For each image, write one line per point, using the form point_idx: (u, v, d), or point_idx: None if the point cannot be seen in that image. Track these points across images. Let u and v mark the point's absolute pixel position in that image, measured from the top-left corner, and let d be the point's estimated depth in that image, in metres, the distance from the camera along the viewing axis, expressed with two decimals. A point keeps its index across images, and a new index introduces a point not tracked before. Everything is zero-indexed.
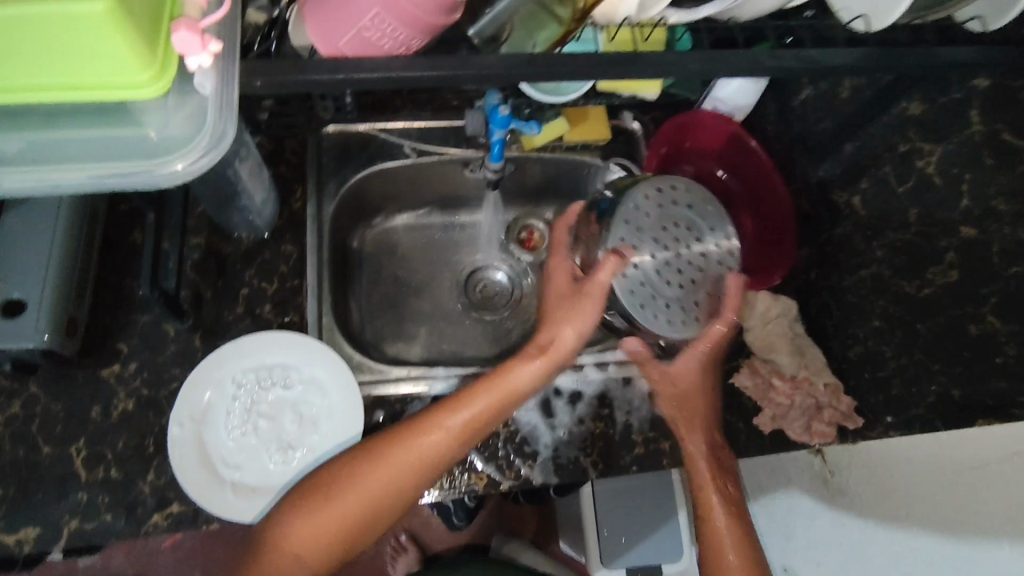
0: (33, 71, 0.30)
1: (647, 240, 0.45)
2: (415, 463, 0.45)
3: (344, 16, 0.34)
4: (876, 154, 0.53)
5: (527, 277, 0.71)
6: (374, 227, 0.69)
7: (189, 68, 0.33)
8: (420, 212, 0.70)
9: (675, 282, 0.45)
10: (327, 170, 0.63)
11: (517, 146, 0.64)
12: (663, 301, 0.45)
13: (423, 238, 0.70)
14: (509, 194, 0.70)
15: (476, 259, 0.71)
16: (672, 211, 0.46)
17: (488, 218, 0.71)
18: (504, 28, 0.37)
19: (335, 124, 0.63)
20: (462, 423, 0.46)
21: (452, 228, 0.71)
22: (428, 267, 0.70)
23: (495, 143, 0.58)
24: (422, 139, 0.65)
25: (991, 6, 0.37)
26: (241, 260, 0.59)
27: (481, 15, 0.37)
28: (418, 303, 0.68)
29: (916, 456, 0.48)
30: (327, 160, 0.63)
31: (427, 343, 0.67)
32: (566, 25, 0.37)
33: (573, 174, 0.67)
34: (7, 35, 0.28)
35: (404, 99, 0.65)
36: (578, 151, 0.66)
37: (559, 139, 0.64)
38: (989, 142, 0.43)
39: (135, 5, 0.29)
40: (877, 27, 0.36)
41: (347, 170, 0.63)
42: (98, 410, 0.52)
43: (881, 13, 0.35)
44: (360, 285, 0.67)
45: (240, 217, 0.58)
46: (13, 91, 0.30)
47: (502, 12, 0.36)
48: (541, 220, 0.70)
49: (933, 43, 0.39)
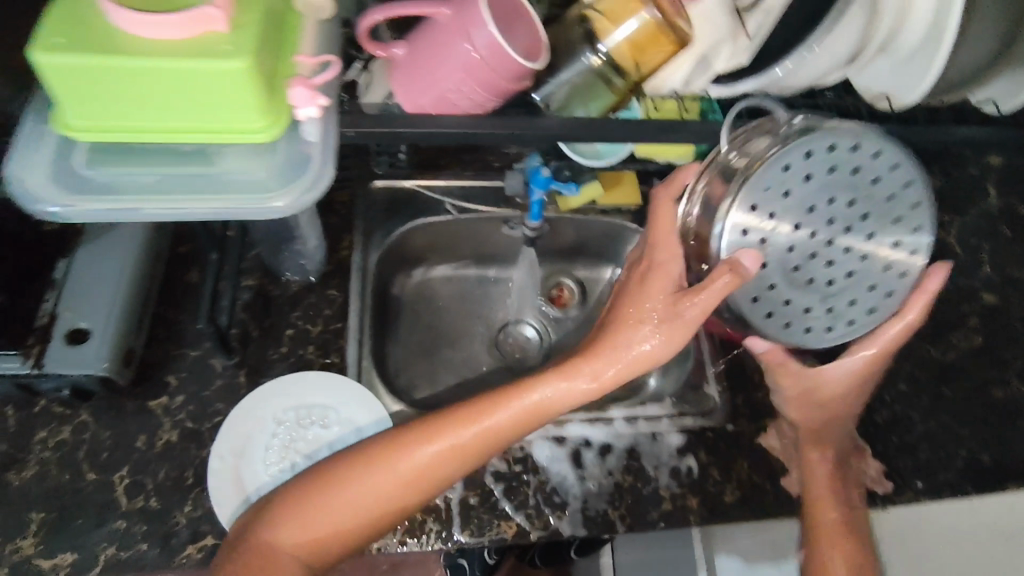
0: (182, 116, 0.38)
1: (793, 218, 0.39)
2: (413, 476, 0.45)
3: (439, 81, 0.42)
4: None
5: (556, 333, 0.74)
6: (415, 277, 0.72)
7: (299, 117, 0.42)
8: (457, 265, 0.73)
9: (825, 266, 0.40)
10: (374, 222, 0.67)
11: (554, 207, 0.68)
12: (805, 290, 0.40)
13: (459, 290, 0.74)
14: (543, 252, 0.73)
15: (508, 313, 0.74)
16: (836, 177, 0.38)
17: (522, 274, 0.74)
18: (567, 94, 0.45)
19: (385, 179, 0.69)
20: (472, 441, 0.45)
21: (487, 282, 0.74)
22: (462, 317, 0.73)
23: (535, 202, 0.63)
24: (464, 197, 0.69)
25: (1004, 90, 0.45)
26: (288, 302, 0.62)
27: (544, 81, 0.45)
28: (451, 352, 0.71)
29: (955, 526, 0.47)
30: (375, 213, 0.68)
31: (457, 390, 0.69)
32: (620, 94, 0.45)
33: (604, 236, 0.71)
34: (170, 87, 0.36)
35: (449, 160, 0.69)
36: (611, 214, 0.69)
37: (593, 202, 0.68)
38: None
39: (263, 66, 0.38)
40: (903, 104, 0.43)
41: (393, 222, 0.67)
42: (143, 440, 0.54)
43: (906, 93, 0.43)
44: (398, 332, 0.70)
45: (293, 261, 0.62)
46: (166, 132, 0.39)
47: (568, 80, 0.44)
48: (571, 278, 0.74)
49: (948, 121, 0.44)
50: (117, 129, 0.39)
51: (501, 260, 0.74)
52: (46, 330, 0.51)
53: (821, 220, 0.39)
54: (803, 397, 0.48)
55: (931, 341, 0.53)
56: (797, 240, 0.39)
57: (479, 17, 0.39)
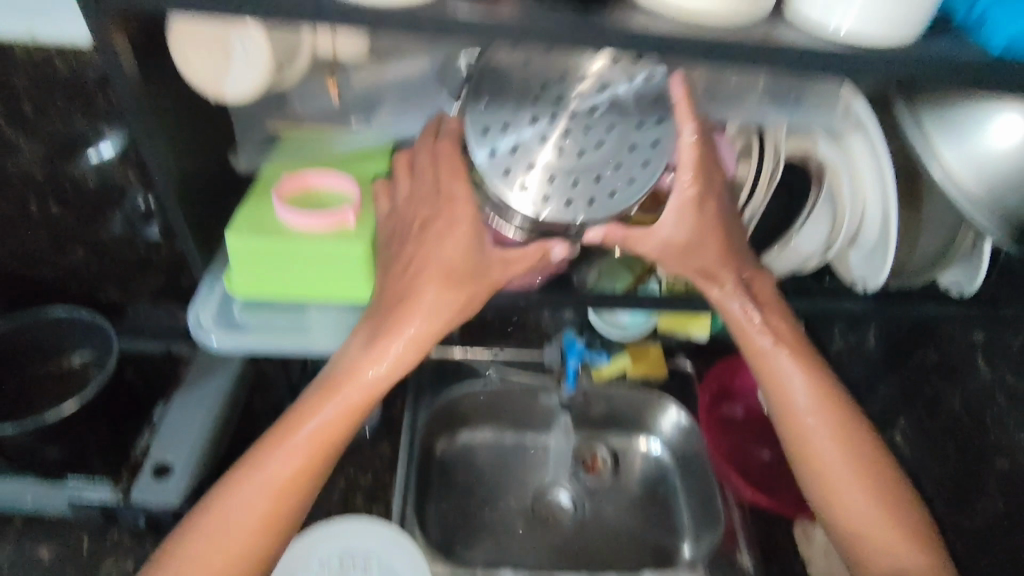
0: (305, 282, 0.45)
1: (519, 117, 0.39)
2: (262, 499, 0.43)
3: None
4: (910, 394, 0.60)
5: (590, 502, 0.72)
6: (455, 441, 0.76)
7: None
8: (497, 430, 0.77)
9: (586, 141, 0.39)
10: (425, 385, 0.75)
11: (589, 377, 0.74)
12: (585, 174, 0.39)
13: (497, 454, 0.76)
14: (577, 420, 0.76)
15: (544, 480, 0.74)
16: (528, 78, 0.40)
17: (558, 441, 0.76)
18: (595, 273, 0.51)
19: (438, 349, 0.78)
20: (306, 443, 0.44)
21: (523, 447, 0.76)
22: (497, 481, 0.74)
23: (569, 371, 0.69)
24: (506, 366, 0.77)
25: (964, 274, 0.47)
26: (344, 453, 0.68)
27: (579, 265, 0.51)
28: (488, 515, 0.71)
29: None
30: (427, 376, 0.76)
31: (489, 552, 0.68)
32: (639, 273, 0.53)
33: (637, 407, 0.75)
34: (302, 261, 0.44)
35: (495, 334, 0.79)
36: (640, 387, 0.75)
37: (623, 374, 0.75)
38: (999, 385, 0.50)
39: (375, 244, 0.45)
40: (874, 286, 0.45)
41: (442, 385, 0.75)
42: None
43: (875, 276, 0.45)
44: (434, 491, 0.72)
45: None
46: (292, 293, 0.46)
47: (596, 264, 0.51)
48: (605, 447, 0.75)
49: (922, 296, 0.48)
50: (259, 292, 0.46)
51: (538, 424, 0.77)
52: (137, 464, 0.59)
53: (552, 102, 0.39)
54: (666, 257, 0.43)
55: (962, 511, 0.53)
56: (542, 130, 0.39)
57: None
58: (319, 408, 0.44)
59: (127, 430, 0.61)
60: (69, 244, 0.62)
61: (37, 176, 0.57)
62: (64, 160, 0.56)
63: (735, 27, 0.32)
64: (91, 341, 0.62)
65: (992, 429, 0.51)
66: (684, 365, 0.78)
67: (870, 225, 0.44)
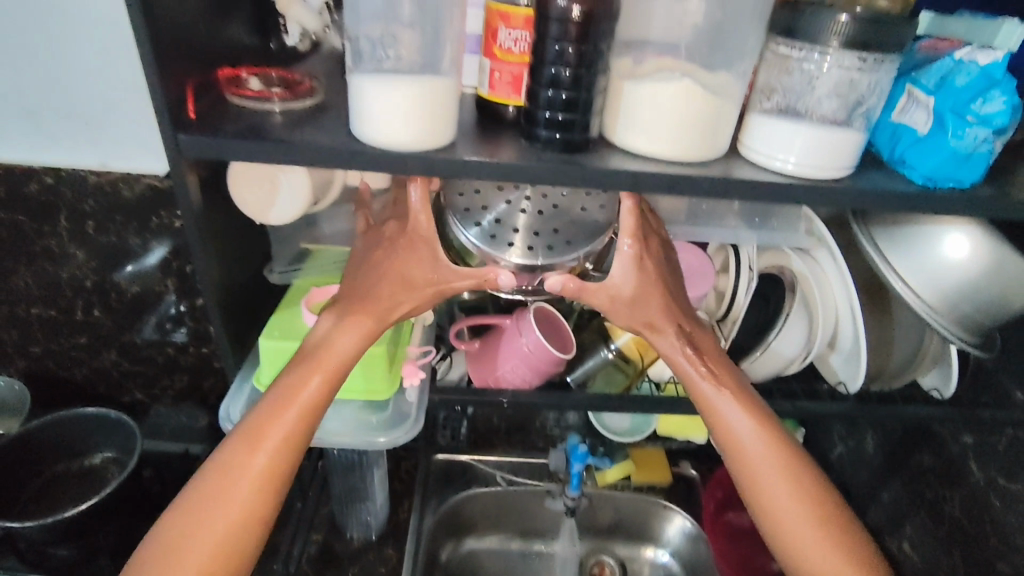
0: None
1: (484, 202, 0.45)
2: (216, 545, 0.38)
3: (494, 363, 0.52)
4: (911, 500, 0.59)
5: None
6: (460, 549, 0.75)
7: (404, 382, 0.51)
8: (502, 536, 0.76)
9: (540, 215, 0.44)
10: (431, 489, 0.76)
11: (591, 482, 0.75)
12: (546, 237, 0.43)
13: (502, 562, 0.74)
14: (582, 526, 0.76)
15: None
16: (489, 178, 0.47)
17: (564, 548, 0.75)
18: (590, 377, 0.55)
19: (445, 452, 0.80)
20: (233, 506, 0.39)
21: (529, 555, 0.75)
22: None
23: (574, 475, 0.69)
24: (511, 470, 0.78)
25: (941, 378, 0.50)
26: (348, 558, 0.68)
27: (575, 368, 0.55)
28: None
29: None
30: (432, 480, 0.77)
31: None
32: (632, 378, 0.56)
33: (642, 514, 0.75)
34: None
35: (501, 438, 0.81)
36: (645, 492, 0.75)
37: (627, 479, 0.75)
38: (992, 487, 0.51)
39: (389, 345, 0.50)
40: (854, 387, 0.49)
41: (447, 489, 0.76)
42: None
43: (852, 378, 0.49)
44: None
45: (359, 518, 0.70)
46: None
47: (592, 367, 0.55)
48: (612, 555, 0.74)
49: (904, 399, 0.50)
50: None
51: (544, 529, 0.76)
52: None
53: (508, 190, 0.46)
54: None
55: None
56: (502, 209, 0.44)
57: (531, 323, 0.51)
58: (220, 491, 0.39)
59: (140, 530, 0.62)
60: (105, 348, 0.67)
61: (86, 286, 0.63)
62: (112, 270, 0.62)
63: (698, 163, 0.38)
64: (113, 441, 0.66)
65: (991, 534, 0.51)
66: (688, 470, 0.78)
67: (843, 327, 0.49)
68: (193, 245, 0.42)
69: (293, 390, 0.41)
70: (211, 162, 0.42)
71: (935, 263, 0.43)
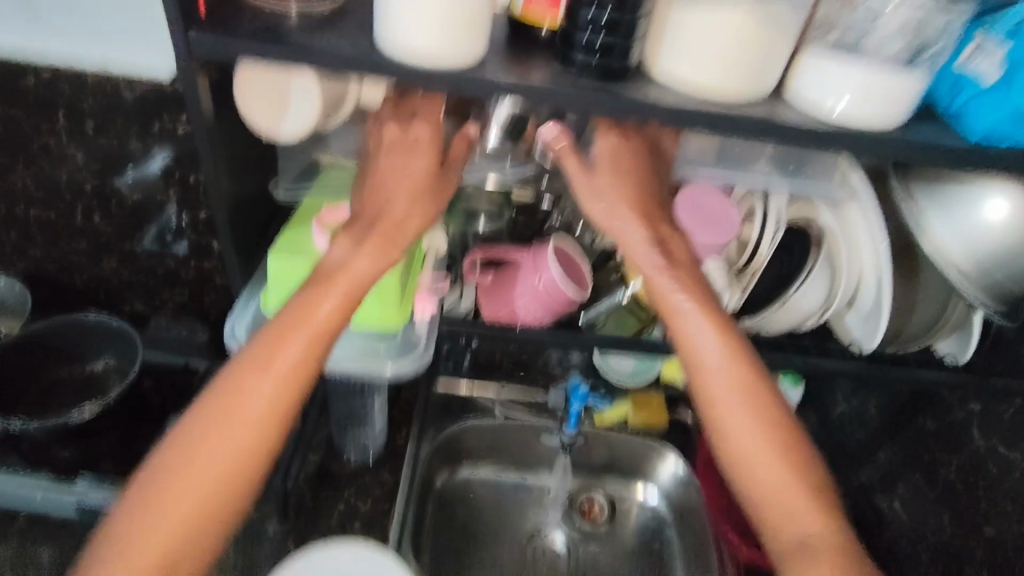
0: None
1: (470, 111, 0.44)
2: (216, 461, 0.37)
3: (507, 293, 0.51)
4: (908, 461, 0.60)
5: (585, 549, 0.72)
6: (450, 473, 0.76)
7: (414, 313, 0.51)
8: (495, 467, 0.78)
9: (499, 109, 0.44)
10: (430, 417, 0.77)
11: (590, 421, 0.76)
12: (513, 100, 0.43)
13: (494, 491, 0.76)
14: (576, 463, 0.77)
15: (540, 522, 0.74)
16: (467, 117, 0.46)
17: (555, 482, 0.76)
18: (601, 318, 0.54)
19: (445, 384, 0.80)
20: (241, 420, 0.37)
21: (521, 487, 0.77)
22: (493, 520, 0.74)
23: (573, 413, 0.70)
24: (511, 405, 0.79)
25: (959, 345, 0.50)
26: (345, 478, 0.69)
27: (588, 308, 0.54)
28: (481, 554, 0.71)
29: None
30: (431, 409, 0.78)
31: None
32: (646, 322, 0.55)
33: (637, 454, 0.76)
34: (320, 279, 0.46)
35: (502, 372, 0.81)
36: (641, 435, 0.76)
37: (624, 421, 0.76)
38: (991, 455, 0.51)
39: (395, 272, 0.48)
40: (869, 347, 0.48)
41: (445, 419, 0.77)
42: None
43: (869, 337, 0.48)
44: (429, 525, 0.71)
45: (359, 440, 0.71)
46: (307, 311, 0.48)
47: (605, 308, 0.54)
48: (602, 492, 0.76)
49: (915, 362, 0.50)
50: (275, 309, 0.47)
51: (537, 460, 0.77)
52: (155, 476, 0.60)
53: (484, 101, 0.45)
54: None
55: None
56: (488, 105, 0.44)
57: (548, 259, 0.50)
58: (233, 404, 0.38)
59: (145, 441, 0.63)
60: (105, 255, 0.66)
61: (86, 190, 0.61)
62: (113, 176, 0.60)
63: (743, 102, 0.36)
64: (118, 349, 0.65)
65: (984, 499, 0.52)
66: (685, 416, 0.79)
67: (864, 290, 0.48)
68: (202, 152, 0.39)
69: (304, 313, 0.39)
70: (222, 64, 0.40)
71: (973, 223, 0.42)
